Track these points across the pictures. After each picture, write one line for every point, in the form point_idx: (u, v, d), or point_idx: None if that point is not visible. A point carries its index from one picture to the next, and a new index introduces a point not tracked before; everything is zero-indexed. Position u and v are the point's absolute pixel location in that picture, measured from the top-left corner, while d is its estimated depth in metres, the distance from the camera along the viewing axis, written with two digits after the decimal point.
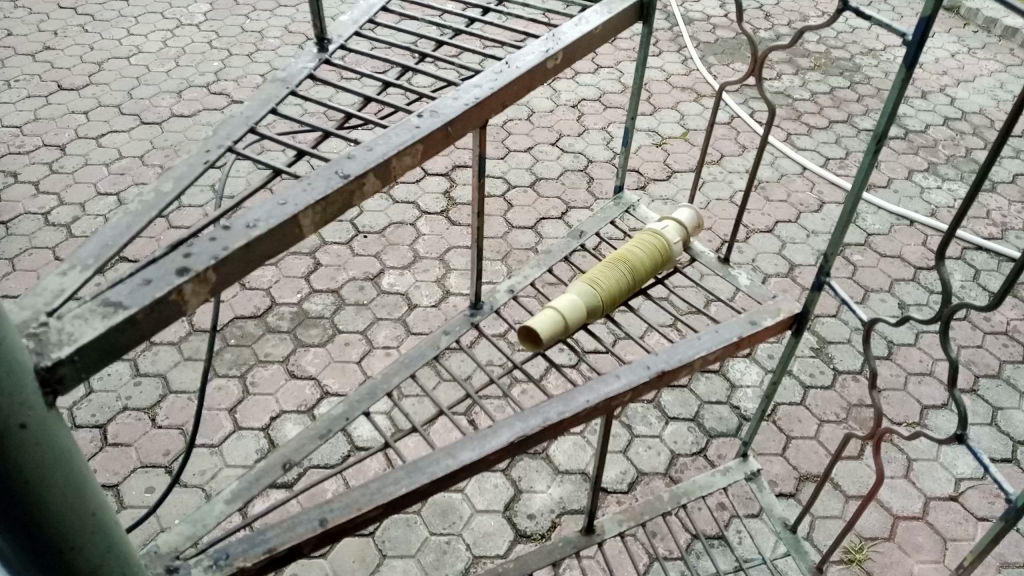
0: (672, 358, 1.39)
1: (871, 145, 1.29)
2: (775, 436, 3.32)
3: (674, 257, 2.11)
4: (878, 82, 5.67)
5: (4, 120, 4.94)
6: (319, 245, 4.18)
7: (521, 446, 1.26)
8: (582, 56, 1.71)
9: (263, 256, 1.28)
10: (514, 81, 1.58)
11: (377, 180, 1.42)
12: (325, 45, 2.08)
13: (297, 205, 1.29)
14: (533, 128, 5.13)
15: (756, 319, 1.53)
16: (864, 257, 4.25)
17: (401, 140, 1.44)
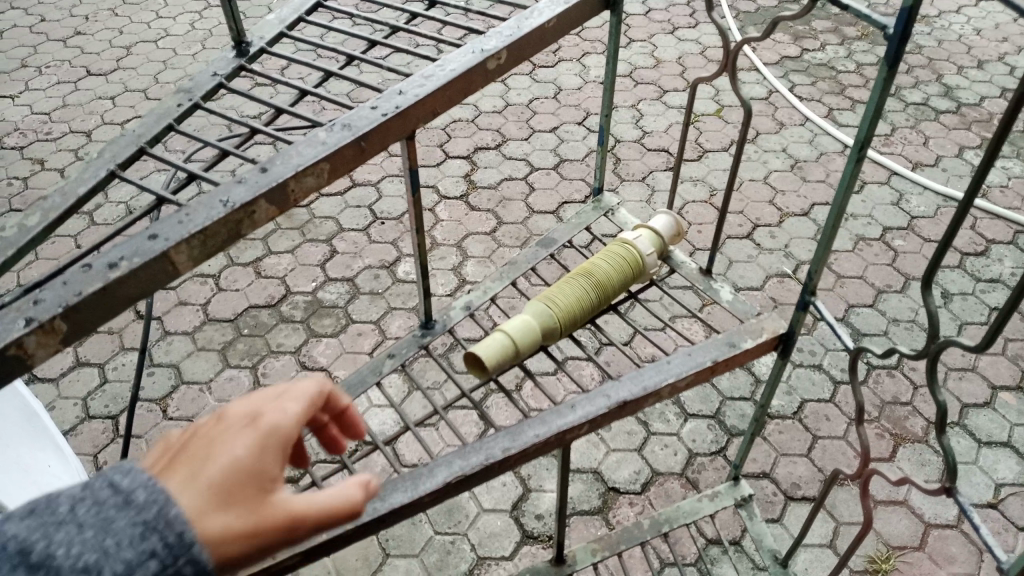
0: (636, 386, 1.35)
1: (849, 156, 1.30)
2: (800, 435, 3.15)
3: (646, 269, 1.98)
4: (929, 50, 5.31)
5: (34, 107, 4.99)
6: (337, 231, 4.11)
7: (460, 485, 1.20)
8: (533, 53, 1.57)
9: (128, 297, 1.21)
10: (444, 86, 1.45)
11: (273, 207, 1.32)
12: (244, 50, 1.96)
13: (168, 240, 1.22)
14: (559, 107, 4.96)
15: (735, 342, 1.49)
16: (907, 242, 4.00)
17: (303, 160, 1.33)
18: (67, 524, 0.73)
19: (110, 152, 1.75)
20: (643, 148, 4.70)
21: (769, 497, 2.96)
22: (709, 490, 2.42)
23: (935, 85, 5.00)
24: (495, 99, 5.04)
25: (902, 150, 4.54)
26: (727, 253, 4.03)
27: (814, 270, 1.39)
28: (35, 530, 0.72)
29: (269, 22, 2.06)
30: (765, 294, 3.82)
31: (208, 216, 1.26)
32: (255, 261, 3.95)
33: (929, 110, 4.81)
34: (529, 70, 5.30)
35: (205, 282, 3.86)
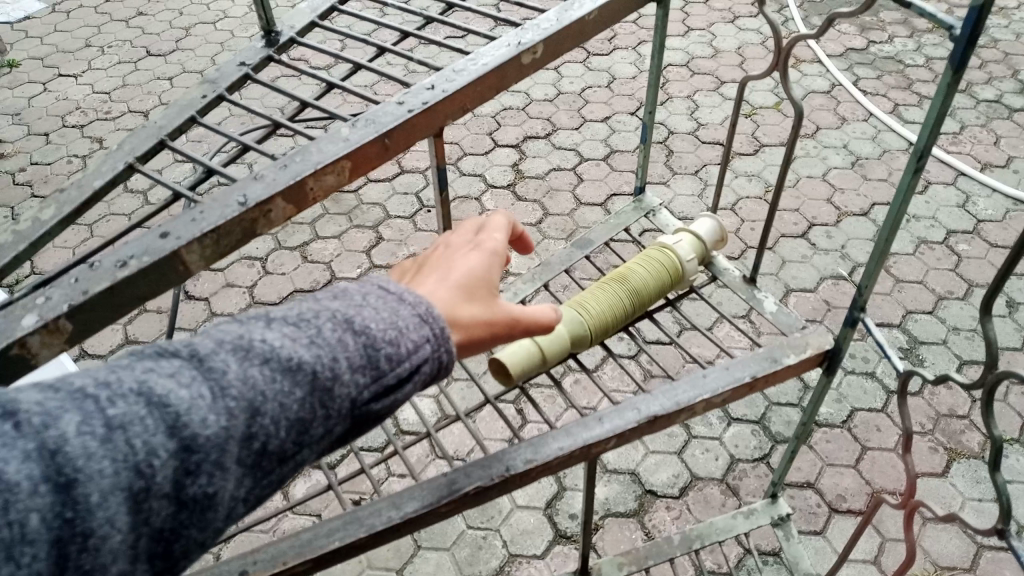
0: (669, 401, 1.37)
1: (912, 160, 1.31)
2: (848, 445, 3.04)
3: (684, 277, 1.92)
4: (1006, 44, 5.04)
5: (95, 87, 5.10)
6: (383, 218, 4.11)
7: (482, 495, 1.26)
8: (572, 47, 1.50)
9: (135, 298, 1.21)
10: (474, 82, 1.40)
11: (289, 205, 1.29)
12: (274, 39, 1.93)
13: (179, 240, 1.21)
14: (612, 96, 4.87)
15: (779, 356, 1.47)
16: (972, 247, 3.82)
17: (323, 157, 1.30)
18: (366, 306, 0.96)
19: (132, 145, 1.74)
20: (698, 140, 4.59)
21: (813, 506, 2.87)
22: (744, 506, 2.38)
23: (1010, 81, 4.75)
24: (546, 87, 4.97)
25: (971, 149, 4.33)
26: (780, 252, 3.91)
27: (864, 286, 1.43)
28: (347, 308, 0.95)
29: (301, 9, 2.02)
30: (818, 297, 3.69)
31: (222, 215, 1.24)
32: (302, 245, 3.98)
33: (1002, 108, 4.58)
34: (582, 57, 5.21)
35: (252, 264, 3.90)
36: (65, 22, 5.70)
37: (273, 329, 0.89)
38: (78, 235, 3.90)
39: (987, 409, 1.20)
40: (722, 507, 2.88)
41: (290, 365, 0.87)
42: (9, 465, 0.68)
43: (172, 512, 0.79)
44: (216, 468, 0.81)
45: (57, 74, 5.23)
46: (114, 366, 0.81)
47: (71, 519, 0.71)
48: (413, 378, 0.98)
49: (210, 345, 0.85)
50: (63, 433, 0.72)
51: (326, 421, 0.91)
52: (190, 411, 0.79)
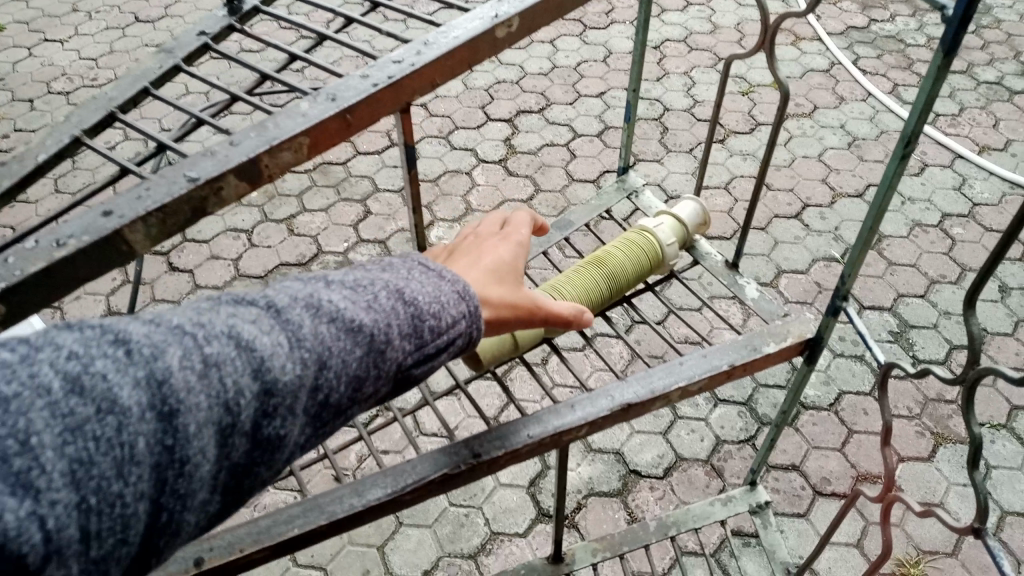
0: (643, 389, 1.37)
1: (900, 146, 1.29)
2: (835, 428, 3.01)
3: (663, 262, 1.90)
4: (1009, 25, 4.96)
5: (81, 53, 5.01)
6: (372, 191, 4.05)
7: (447, 482, 1.26)
8: (550, 22, 1.44)
9: (73, 279, 1.17)
10: (443, 57, 1.34)
11: (244, 182, 1.24)
12: (236, 8, 1.84)
13: (123, 218, 1.16)
14: (608, 71, 4.79)
15: (756, 346, 1.49)
16: (966, 231, 3.77)
17: (280, 132, 1.25)
18: (411, 279, 1.00)
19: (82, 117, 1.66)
20: (693, 117, 4.52)
21: (800, 488, 2.86)
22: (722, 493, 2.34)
23: (1011, 63, 4.68)
24: (541, 60, 4.88)
25: (969, 131, 4.28)
26: (773, 233, 3.86)
27: (848, 272, 1.41)
28: (396, 279, 0.98)
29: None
30: (809, 279, 3.66)
31: (168, 192, 1.19)
32: (289, 218, 3.92)
33: (1002, 90, 4.51)
34: (579, 31, 5.12)
35: (238, 237, 3.84)
36: None
37: (334, 290, 0.91)
38: (61, 203, 3.84)
39: (967, 401, 1.22)
40: (707, 489, 2.87)
41: (352, 325, 0.89)
42: (122, 390, 0.69)
43: (248, 449, 0.81)
44: (290, 412, 0.83)
45: (43, 39, 5.13)
46: (201, 308, 0.81)
47: (171, 446, 0.72)
48: (449, 349, 1.01)
49: (285, 298, 0.87)
50: (170, 364, 0.73)
51: (376, 381, 0.94)
52: (273, 355, 0.81)
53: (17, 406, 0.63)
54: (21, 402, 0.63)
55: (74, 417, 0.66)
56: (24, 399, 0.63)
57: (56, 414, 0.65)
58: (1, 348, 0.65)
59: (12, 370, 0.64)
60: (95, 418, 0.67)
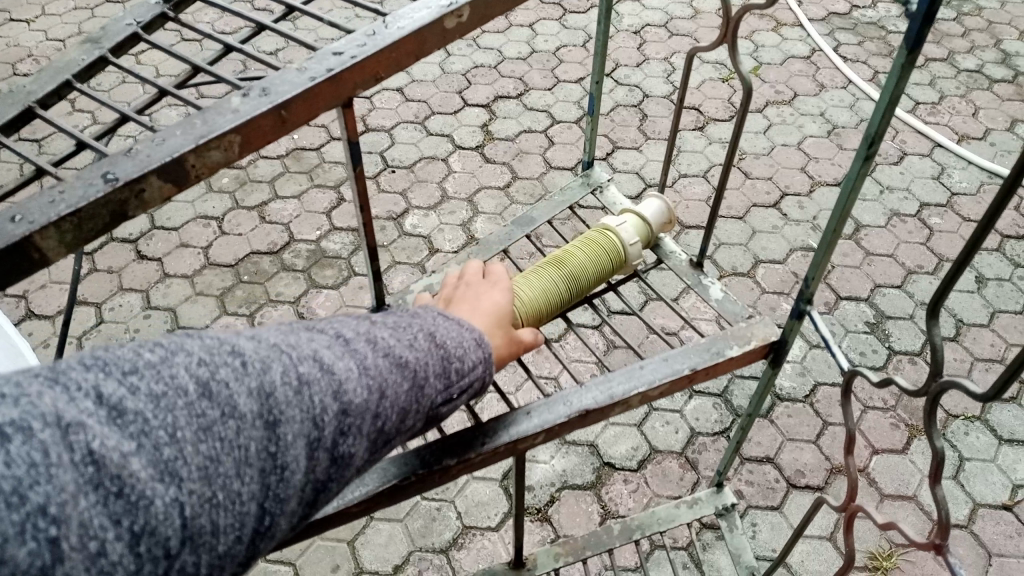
0: (601, 395, 1.34)
1: (864, 145, 1.25)
2: (810, 420, 3.00)
3: (623, 263, 1.86)
4: (990, 13, 4.93)
5: (48, 33, 4.89)
6: (346, 178, 3.97)
7: (396, 493, 1.22)
8: (499, 14, 1.38)
9: None
10: (388, 48, 1.27)
11: (168, 185, 1.15)
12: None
13: (34, 223, 1.05)
14: (587, 56, 4.72)
15: (720, 349, 1.46)
16: (944, 221, 3.76)
17: (209, 130, 1.16)
18: (442, 324, 1.07)
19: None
20: (673, 104, 4.47)
21: (774, 480, 2.85)
22: (689, 495, 2.33)
23: (992, 51, 4.66)
24: (520, 44, 4.81)
25: (949, 120, 4.25)
26: (751, 222, 3.83)
27: (812, 277, 1.37)
28: (429, 322, 1.05)
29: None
30: (787, 269, 3.63)
31: (84, 196, 1.08)
32: (261, 205, 3.85)
33: (982, 78, 4.49)
34: (558, 15, 5.04)
35: (208, 224, 3.77)
36: None
37: (383, 328, 0.99)
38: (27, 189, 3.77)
39: (929, 415, 1.19)
40: (682, 482, 2.85)
41: (400, 361, 0.97)
42: (240, 399, 0.78)
43: (326, 467, 0.87)
44: (359, 432, 0.90)
45: (8, 19, 5.01)
46: (285, 330, 0.90)
47: (274, 453, 0.80)
48: (467, 395, 1.08)
49: (351, 332, 0.95)
50: (274, 379, 0.82)
51: (417, 415, 1.01)
52: (347, 380, 0.89)
53: (166, 404, 0.73)
54: (169, 401, 0.74)
55: (205, 419, 0.75)
56: (172, 397, 0.74)
57: (192, 415, 0.75)
58: (144, 349, 0.76)
59: (160, 371, 0.75)
60: (220, 420, 0.76)
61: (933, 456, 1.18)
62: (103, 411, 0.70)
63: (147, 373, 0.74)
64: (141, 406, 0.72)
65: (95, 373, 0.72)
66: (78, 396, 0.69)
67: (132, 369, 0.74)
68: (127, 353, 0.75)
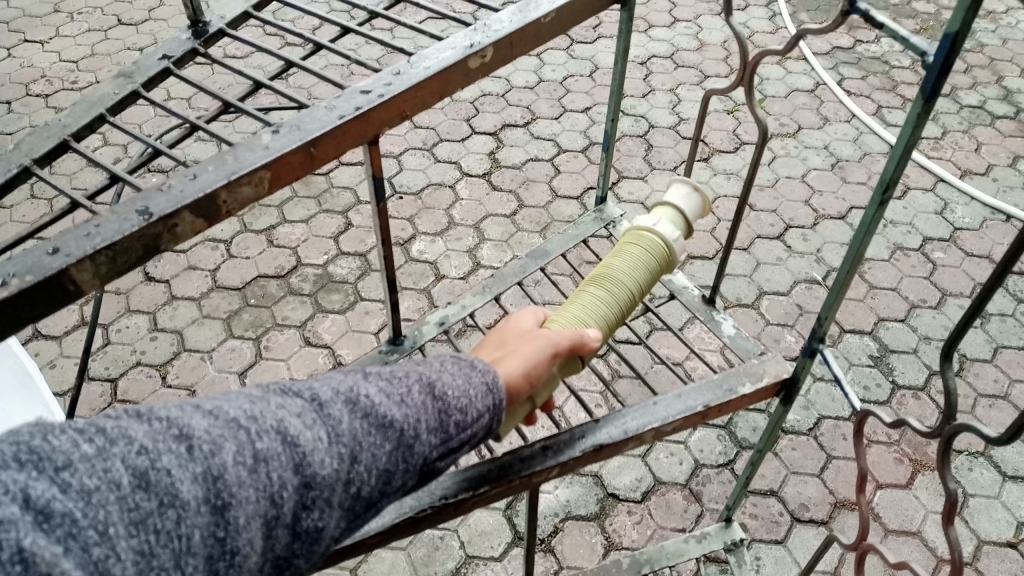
0: (615, 430, 1.35)
1: (879, 190, 1.26)
2: (814, 454, 3.00)
3: (664, 258, 1.63)
4: (992, 50, 4.99)
5: (62, 55, 4.95)
6: (354, 203, 4.00)
7: (412, 525, 1.22)
8: (521, 54, 1.41)
9: (18, 321, 1.07)
10: (414, 88, 1.30)
11: (200, 220, 1.17)
12: (201, 30, 1.72)
13: (70, 255, 1.07)
14: (594, 86, 4.77)
15: (732, 387, 1.48)
16: (947, 255, 3.79)
17: (240, 166, 1.18)
18: (446, 371, 1.06)
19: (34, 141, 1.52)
20: (678, 135, 4.52)
21: (778, 514, 2.85)
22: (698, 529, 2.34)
23: (993, 88, 4.72)
24: (527, 74, 4.86)
25: (951, 155, 4.30)
26: (755, 253, 3.86)
27: (824, 317, 1.38)
28: (431, 371, 1.05)
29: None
30: (791, 301, 3.65)
31: (120, 229, 1.10)
32: (269, 229, 3.87)
33: (984, 114, 4.54)
34: (565, 45, 5.10)
35: (216, 247, 3.79)
36: None
37: (372, 382, 0.99)
38: (37, 209, 3.81)
39: (943, 457, 1.20)
40: (686, 514, 2.84)
41: (384, 421, 0.96)
42: (183, 484, 0.77)
43: (288, 541, 0.87)
44: (326, 505, 0.89)
45: (23, 40, 5.08)
46: (253, 398, 0.90)
47: (222, 537, 0.79)
48: (471, 444, 1.07)
49: (329, 393, 0.95)
50: (223, 462, 0.81)
51: (404, 474, 0.99)
52: (314, 452, 0.88)
53: (97, 500, 0.72)
54: (101, 496, 0.72)
55: (138, 511, 0.74)
56: (104, 492, 0.73)
57: (124, 509, 0.73)
58: (83, 440, 0.75)
59: (94, 465, 0.74)
60: (157, 511, 0.75)
61: (947, 497, 1.18)
62: (30, 515, 0.68)
63: (81, 467, 0.73)
64: (71, 506, 0.70)
65: (28, 472, 0.70)
66: (5, 500, 0.67)
67: (65, 464, 0.72)
68: (64, 445, 0.73)
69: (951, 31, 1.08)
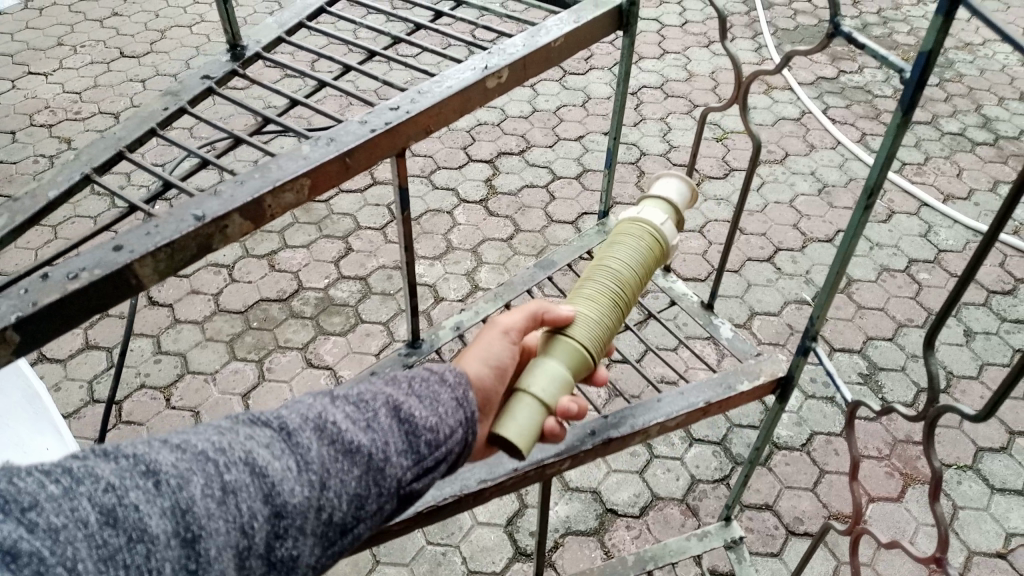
0: (622, 424, 1.43)
1: (865, 195, 1.35)
2: (807, 468, 3.07)
3: (637, 241, 1.67)
4: (971, 79, 5.16)
5: (65, 86, 5.05)
6: (354, 229, 4.08)
7: (434, 514, 1.31)
8: (535, 74, 1.51)
9: (87, 311, 1.14)
10: (440, 103, 1.39)
11: (247, 221, 1.25)
12: (239, 54, 1.85)
13: (133, 252, 1.14)
14: (587, 115, 4.90)
15: (730, 384, 1.56)
16: (932, 276, 3.90)
17: (283, 173, 1.26)
18: (413, 395, 1.12)
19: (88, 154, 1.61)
20: (669, 162, 4.64)
21: (773, 528, 2.91)
22: (697, 528, 2.39)
23: (973, 115, 4.88)
24: (522, 104, 4.99)
25: (934, 180, 4.43)
26: (746, 275, 3.96)
27: (816, 315, 1.47)
28: (398, 393, 1.11)
29: (268, 24, 1.94)
30: (781, 321, 3.74)
31: (177, 229, 1.18)
32: (270, 254, 3.95)
33: (965, 141, 4.69)
34: (558, 76, 5.24)
35: (219, 272, 3.86)
36: (38, 19, 5.68)
37: (341, 407, 1.06)
38: (42, 236, 3.88)
39: (927, 438, 1.27)
40: (682, 528, 2.90)
41: (351, 446, 1.02)
42: (150, 519, 0.85)
43: (264, 572, 0.94)
44: (299, 533, 0.96)
45: (27, 72, 5.18)
46: (222, 430, 0.97)
47: (194, 569, 0.86)
48: (447, 460, 1.12)
49: (298, 420, 1.02)
50: (191, 495, 0.88)
51: (379, 498, 1.05)
52: (281, 481, 0.95)
53: (64, 537, 0.79)
54: (68, 534, 0.80)
55: (107, 548, 0.81)
56: (71, 530, 0.80)
57: (92, 546, 0.80)
58: (50, 482, 0.82)
59: (61, 505, 0.81)
60: (125, 547, 0.82)
61: (932, 474, 1.24)
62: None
63: (47, 507, 0.80)
64: (38, 545, 0.77)
65: None
66: None
67: (31, 505, 0.79)
68: (31, 487, 0.81)
69: (925, 50, 1.18)
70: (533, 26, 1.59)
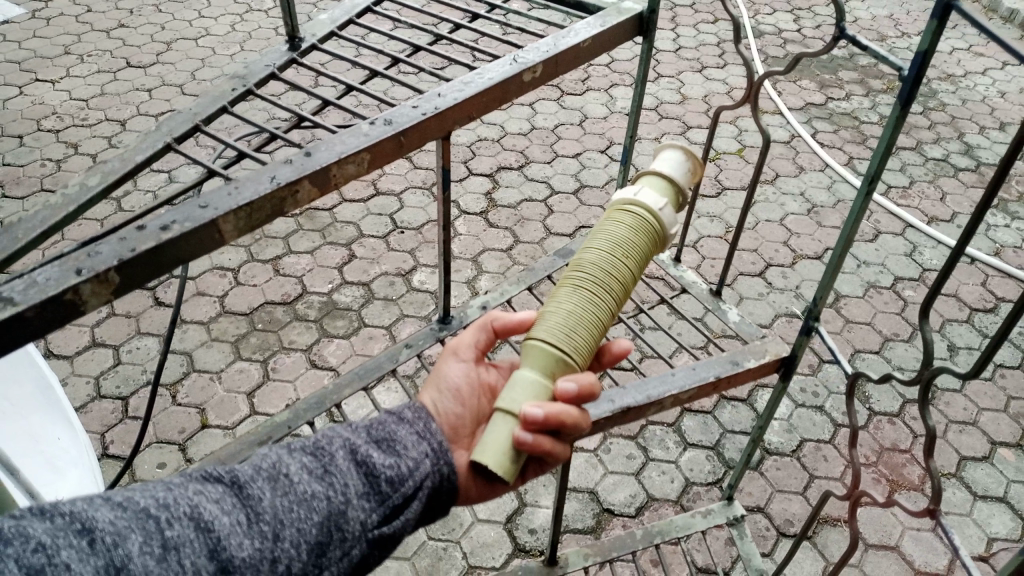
0: (639, 395, 1.52)
1: (864, 184, 1.48)
2: (797, 473, 3.17)
3: (623, 228, 1.59)
4: (953, 109, 5.36)
5: (72, 93, 5.13)
6: (357, 237, 4.18)
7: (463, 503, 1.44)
8: (565, 72, 1.63)
9: (180, 259, 1.23)
10: (483, 92, 1.50)
11: (314, 188, 1.35)
12: (297, 45, 1.98)
13: (218, 209, 1.24)
14: (584, 134, 5.04)
15: (737, 361, 1.67)
16: (917, 293, 4.03)
17: (345, 148, 1.37)
18: (371, 442, 1.22)
19: (164, 127, 1.72)
20: None
21: (765, 529, 3.00)
22: (701, 507, 2.46)
23: (956, 142, 5.06)
24: (521, 121, 5.13)
25: (919, 204, 4.59)
26: (739, 289, 4.08)
27: (818, 296, 1.57)
28: (358, 440, 1.21)
29: (322, 20, 2.07)
30: (772, 332, 3.86)
31: (255, 191, 1.28)
32: (275, 259, 4.03)
33: (948, 167, 4.87)
34: (556, 96, 5.39)
35: (224, 275, 3.94)
36: (45, 28, 5.78)
37: (296, 459, 1.15)
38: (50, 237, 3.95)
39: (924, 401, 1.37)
40: None
41: (305, 496, 1.10)
42: None
43: None
44: None
45: (35, 79, 5.26)
46: (171, 486, 1.04)
47: None
48: (418, 494, 1.22)
49: (249, 473, 1.10)
50: (128, 552, 0.93)
51: (343, 542, 1.12)
52: (228, 535, 1.01)
53: None
54: None
55: None
56: None
57: None
58: None
59: None
60: None
61: (927, 433, 1.34)
62: None
63: None
64: None
65: None
66: None
67: None
68: None
69: (922, 49, 1.30)
70: (562, 29, 1.72)
